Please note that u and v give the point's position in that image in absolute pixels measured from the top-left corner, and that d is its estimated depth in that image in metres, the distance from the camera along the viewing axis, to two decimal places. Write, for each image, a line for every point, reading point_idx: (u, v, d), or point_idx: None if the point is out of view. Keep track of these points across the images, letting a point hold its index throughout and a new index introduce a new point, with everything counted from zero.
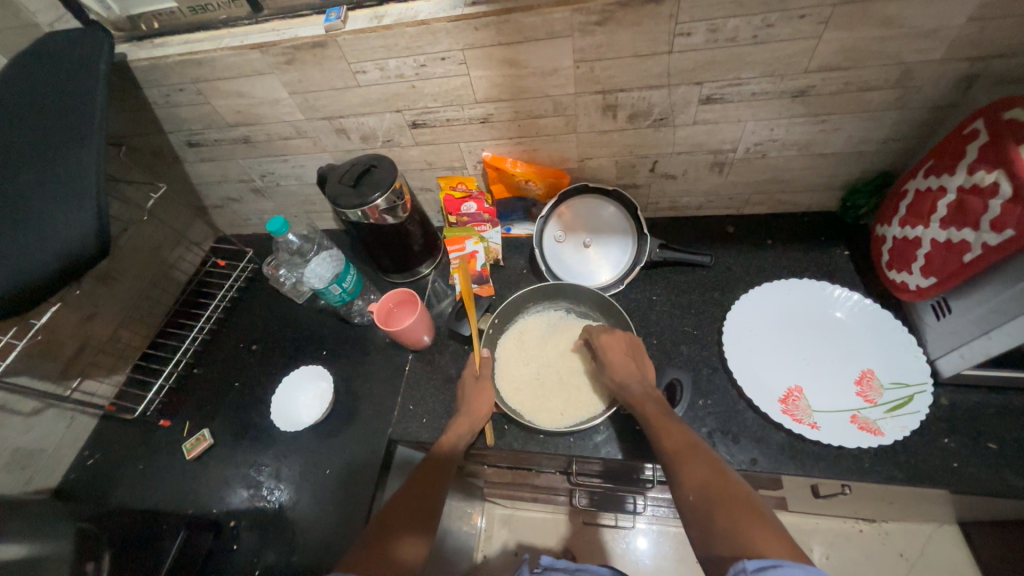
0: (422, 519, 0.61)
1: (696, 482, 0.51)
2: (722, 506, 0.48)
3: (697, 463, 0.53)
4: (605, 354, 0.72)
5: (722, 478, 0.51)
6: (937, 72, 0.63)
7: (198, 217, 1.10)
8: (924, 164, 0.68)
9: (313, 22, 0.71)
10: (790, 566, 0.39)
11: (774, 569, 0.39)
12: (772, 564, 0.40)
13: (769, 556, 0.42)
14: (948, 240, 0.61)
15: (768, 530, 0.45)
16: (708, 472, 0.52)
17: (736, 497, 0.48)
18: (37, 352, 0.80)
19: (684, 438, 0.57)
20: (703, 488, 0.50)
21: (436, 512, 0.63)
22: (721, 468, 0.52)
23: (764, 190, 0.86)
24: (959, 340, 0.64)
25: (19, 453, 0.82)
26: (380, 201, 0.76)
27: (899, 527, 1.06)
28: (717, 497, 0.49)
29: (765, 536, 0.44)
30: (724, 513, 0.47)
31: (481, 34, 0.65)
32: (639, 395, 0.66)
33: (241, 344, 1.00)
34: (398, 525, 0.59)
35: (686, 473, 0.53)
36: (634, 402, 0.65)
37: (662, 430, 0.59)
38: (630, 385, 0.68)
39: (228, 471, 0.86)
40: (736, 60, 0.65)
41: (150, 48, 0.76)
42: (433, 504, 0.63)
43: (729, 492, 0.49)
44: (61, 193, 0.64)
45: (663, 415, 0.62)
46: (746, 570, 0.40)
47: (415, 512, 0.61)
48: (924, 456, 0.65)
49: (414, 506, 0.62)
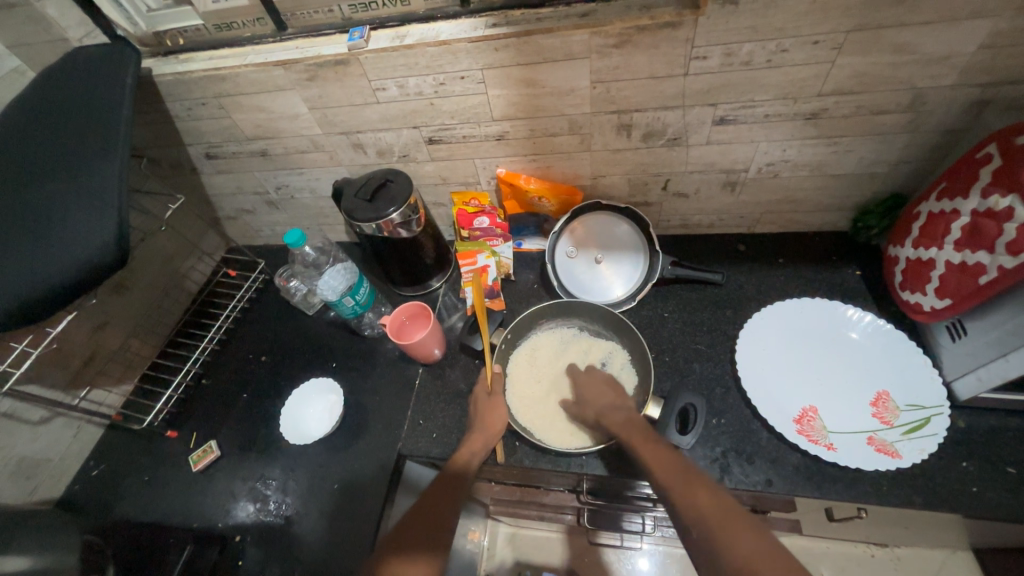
0: (432, 545, 0.59)
1: (692, 509, 0.51)
2: (723, 531, 0.47)
3: (689, 488, 0.53)
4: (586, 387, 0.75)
5: (720, 503, 0.50)
6: (948, 97, 0.64)
7: (212, 228, 1.11)
8: (937, 186, 0.69)
9: (336, 40, 0.72)
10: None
11: None
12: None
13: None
14: (963, 262, 0.62)
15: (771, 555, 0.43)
16: (702, 496, 0.51)
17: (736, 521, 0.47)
18: (50, 360, 0.80)
19: (675, 465, 0.56)
20: (704, 518, 0.49)
21: (447, 535, 0.61)
22: (716, 492, 0.51)
23: (775, 210, 0.87)
24: (976, 362, 0.64)
25: (26, 462, 0.81)
26: (396, 215, 0.77)
27: (911, 552, 1.04)
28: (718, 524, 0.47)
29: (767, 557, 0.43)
30: (726, 541, 0.46)
31: (501, 54, 0.67)
32: (619, 422, 0.67)
33: (250, 355, 1.00)
34: (406, 550, 0.57)
35: (685, 501, 0.52)
36: (615, 429, 0.66)
37: (650, 457, 0.59)
38: (608, 413, 0.69)
39: (235, 484, 0.85)
40: (750, 83, 0.66)
41: (175, 63, 0.78)
42: (443, 527, 0.61)
43: (727, 518, 0.48)
44: (84, 202, 0.64)
45: (649, 442, 0.61)
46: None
47: (422, 537, 0.59)
48: (943, 479, 0.64)
49: (422, 530, 0.60)
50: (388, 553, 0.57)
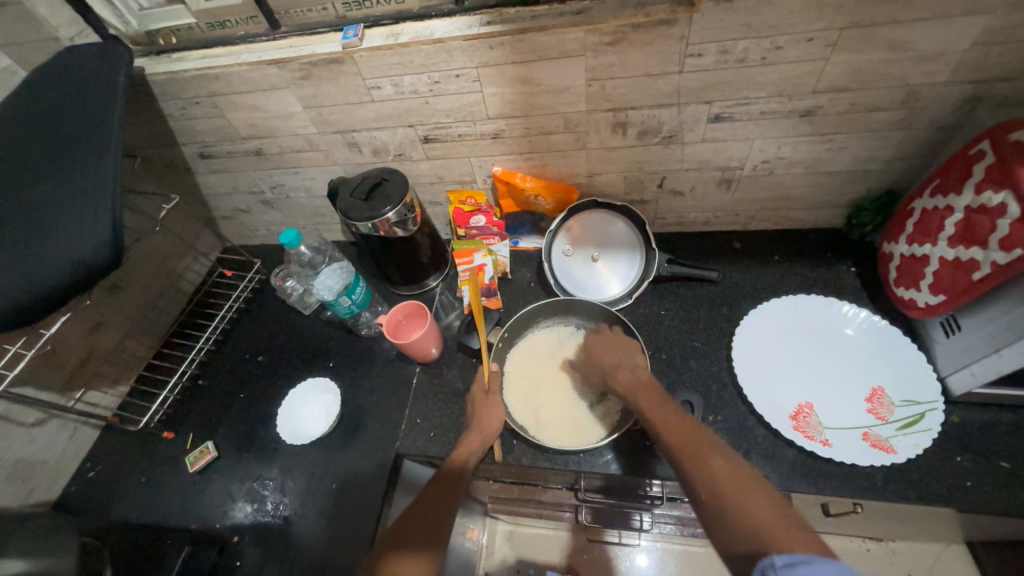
0: (429, 541, 0.60)
1: (709, 473, 0.51)
2: (736, 495, 0.48)
3: (705, 453, 0.53)
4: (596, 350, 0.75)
5: (730, 468, 0.51)
6: (941, 94, 0.65)
7: (207, 228, 1.10)
8: (931, 182, 0.69)
9: (330, 39, 0.72)
10: (819, 563, 0.40)
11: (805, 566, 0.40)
12: (800, 560, 0.41)
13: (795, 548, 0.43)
14: (957, 258, 0.62)
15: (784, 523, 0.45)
16: (718, 463, 0.51)
17: (748, 489, 0.48)
18: (44, 361, 0.80)
19: (686, 431, 0.57)
20: (715, 483, 0.50)
21: (446, 529, 0.62)
22: (728, 459, 0.52)
23: (771, 207, 0.87)
24: (970, 357, 0.64)
25: (22, 464, 0.81)
26: (392, 214, 0.77)
27: (907, 546, 1.05)
28: (729, 491, 0.48)
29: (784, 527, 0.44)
30: (740, 505, 0.47)
31: (496, 52, 0.66)
32: (630, 385, 0.67)
33: (247, 355, 1.00)
34: (404, 546, 0.59)
35: (698, 467, 0.52)
36: (627, 389, 0.67)
37: (660, 420, 0.60)
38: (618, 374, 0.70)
39: (232, 485, 0.85)
40: (744, 80, 0.66)
41: (168, 62, 0.78)
42: (442, 522, 0.62)
43: (738, 484, 0.49)
44: (77, 203, 0.64)
45: (659, 406, 0.62)
46: (775, 566, 0.41)
47: (421, 532, 0.60)
48: (937, 474, 0.65)
49: (420, 525, 0.61)
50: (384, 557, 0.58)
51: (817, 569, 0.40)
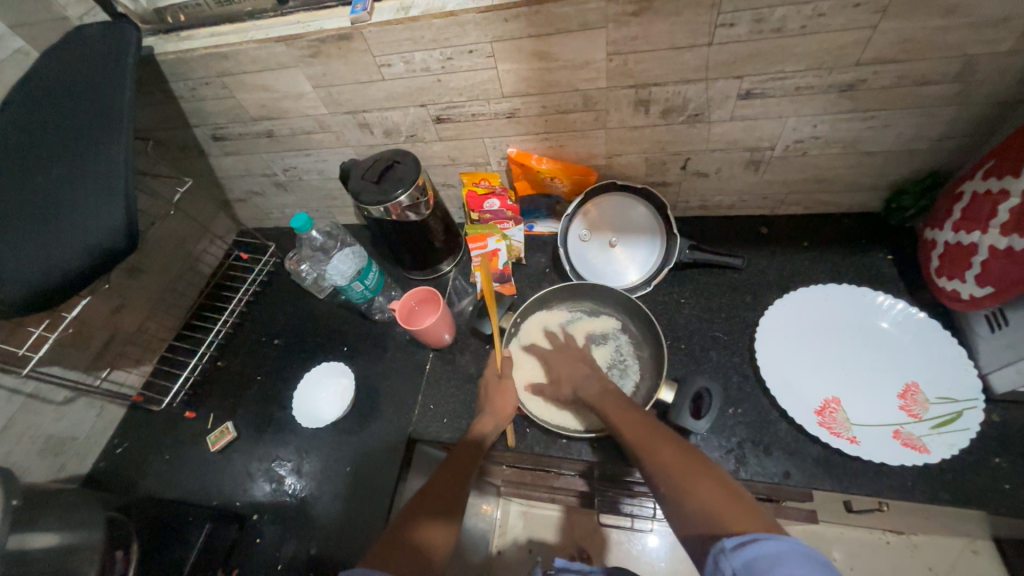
0: (448, 511, 0.60)
1: (662, 468, 0.53)
2: (688, 485, 0.50)
3: (660, 449, 0.55)
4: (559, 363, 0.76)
5: (685, 456, 0.53)
6: (1003, 65, 0.58)
7: (222, 211, 1.11)
8: (985, 163, 0.63)
9: (339, 13, 0.69)
10: (766, 539, 0.40)
11: (752, 542, 0.41)
12: (750, 539, 0.41)
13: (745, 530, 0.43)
14: (1008, 248, 0.57)
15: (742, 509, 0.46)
16: (671, 456, 0.54)
17: (702, 479, 0.50)
18: (69, 343, 0.82)
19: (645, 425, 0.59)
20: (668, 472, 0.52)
21: (463, 498, 0.62)
22: (685, 449, 0.54)
23: (802, 190, 0.82)
24: (1016, 354, 0.60)
25: (53, 440, 0.84)
26: (404, 198, 0.75)
27: (929, 540, 1.02)
28: (683, 479, 0.50)
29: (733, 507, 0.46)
30: (688, 493, 0.49)
31: (511, 25, 0.63)
32: (593, 392, 0.68)
33: (264, 338, 1.01)
34: (426, 513, 0.58)
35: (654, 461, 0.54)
36: (592, 397, 0.68)
37: (620, 421, 0.61)
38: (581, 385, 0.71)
39: (251, 464, 0.87)
40: (780, 52, 0.61)
41: (176, 41, 0.76)
42: (458, 494, 0.62)
43: (693, 473, 0.50)
44: (91, 186, 0.64)
45: (620, 407, 0.63)
46: (725, 548, 0.42)
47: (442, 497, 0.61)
48: (973, 476, 0.61)
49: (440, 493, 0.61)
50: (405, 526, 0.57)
51: (763, 547, 0.39)
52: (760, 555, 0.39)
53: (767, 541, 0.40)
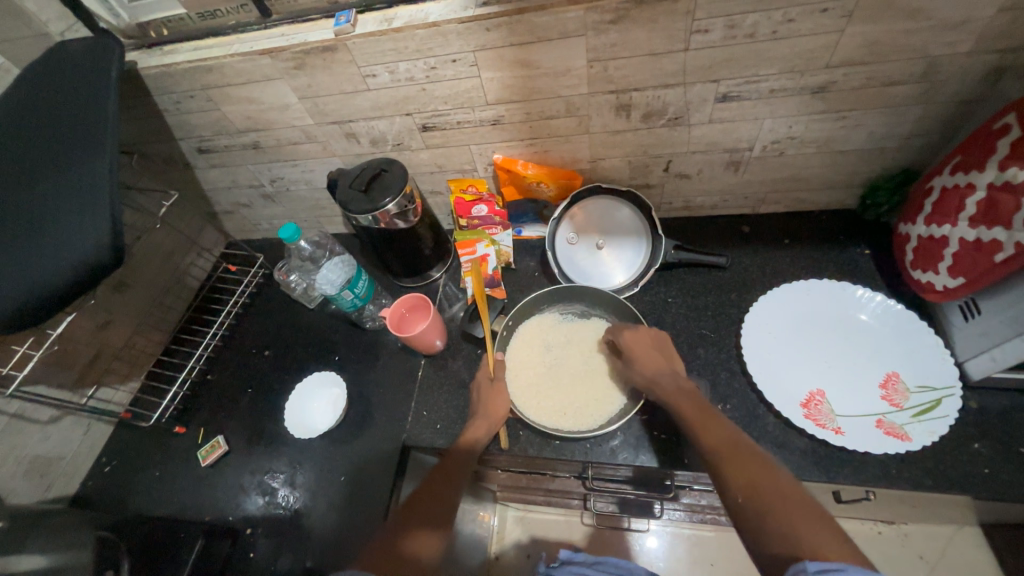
0: (435, 522, 0.59)
1: (742, 482, 0.49)
2: (773, 507, 0.45)
3: (739, 460, 0.51)
4: (633, 351, 0.71)
5: (772, 476, 0.48)
6: (963, 66, 0.61)
7: (209, 223, 1.10)
8: (950, 160, 0.65)
9: (323, 26, 0.70)
10: (855, 571, 0.37)
11: (839, 573, 0.37)
12: (834, 568, 0.37)
13: (831, 559, 0.40)
14: (978, 239, 0.59)
15: (830, 535, 0.42)
16: (754, 471, 0.49)
17: (791, 501, 0.46)
18: (54, 360, 0.81)
19: (722, 433, 0.55)
20: (749, 489, 0.48)
21: (452, 509, 0.62)
22: (766, 463, 0.50)
23: (781, 188, 0.85)
24: (990, 342, 0.62)
25: (39, 460, 0.82)
26: (392, 206, 0.75)
27: (919, 528, 1.04)
28: (766, 496, 0.46)
29: (823, 537, 0.42)
30: (773, 516, 0.45)
31: (493, 35, 0.64)
32: (671, 389, 0.64)
33: (254, 349, 1.00)
34: (416, 526, 0.58)
35: (731, 472, 0.50)
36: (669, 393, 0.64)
37: (700, 425, 0.57)
38: (660, 378, 0.66)
39: (244, 478, 0.86)
40: (754, 57, 0.63)
41: (160, 55, 0.76)
42: (447, 506, 0.61)
43: (777, 490, 0.47)
44: (75, 202, 0.64)
45: (700, 407, 0.59)
46: (807, 571, 0.38)
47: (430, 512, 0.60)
48: (954, 461, 0.63)
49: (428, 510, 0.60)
50: (391, 537, 0.57)
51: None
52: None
53: None
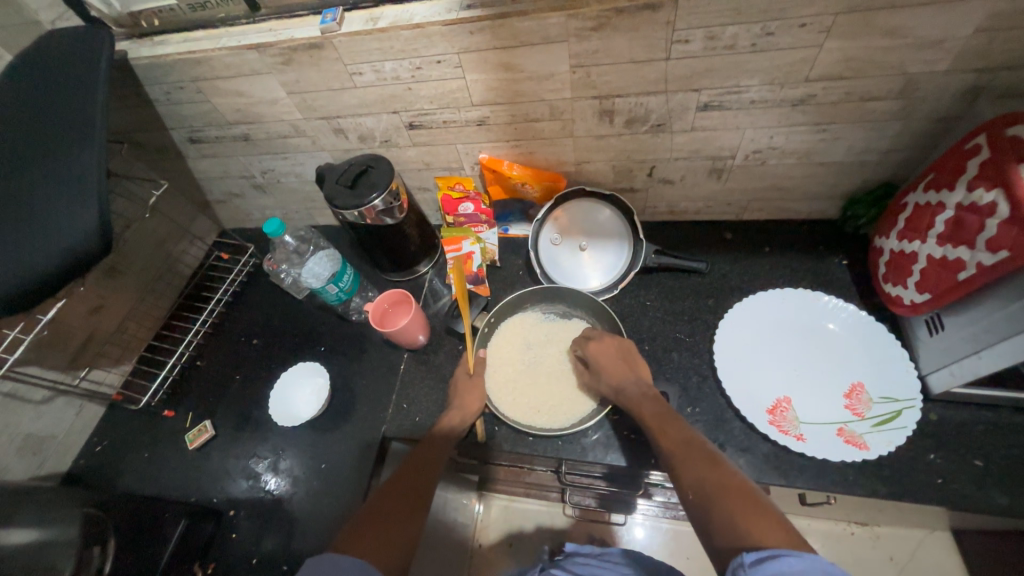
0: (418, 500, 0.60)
1: (693, 477, 0.52)
2: (718, 498, 0.48)
3: (691, 458, 0.54)
4: (599, 360, 0.73)
5: (719, 471, 0.51)
6: (941, 83, 0.62)
7: (202, 212, 1.11)
8: (925, 176, 0.66)
9: (310, 22, 0.70)
10: (789, 556, 0.39)
11: (773, 559, 0.40)
12: (770, 555, 0.40)
13: (769, 546, 0.42)
14: (944, 257, 0.60)
15: (770, 521, 0.44)
16: (704, 466, 0.52)
17: (736, 492, 0.48)
18: (46, 344, 0.83)
19: (679, 436, 0.58)
20: (699, 484, 0.51)
21: (431, 490, 0.63)
22: (716, 460, 0.53)
23: (764, 197, 0.85)
24: (951, 357, 0.64)
25: (32, 439, 0.85)
26: (378, 202, 0.77)
27: (891, 531, 1.06)
28: (713, 490, 0.49)
29: (762, 524, 0.44)
30: (718, 506, 0.48)
31: (477, 37, 0.64)
32: (635, 398, 0.67)
33: (243, 338, 1.02)
34: (397, 499, 0.59)
35: (684, 470, 0.53)
36: (631, 402, 0.67)
37: (659, 430, 0.60)
38: (626, 387, 0.69)
39: (230, 462, 0.89)
40: (734, 68, 0.64)
41: (150, 46, 0.77)
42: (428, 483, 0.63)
43: (723, 483, 0.49)
44: (64, 191, 0.66)
45: (661, 412, 0.63)
46: (745, 564, 0.41)
47: (412, 491, 0.61)
48: (909, 471, 0.65)
49: (409, 489, 0.61)
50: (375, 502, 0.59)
51: (787, 564, 0.39)
52: (785, 571, 0.38)
53: (789, 561, 0.39)
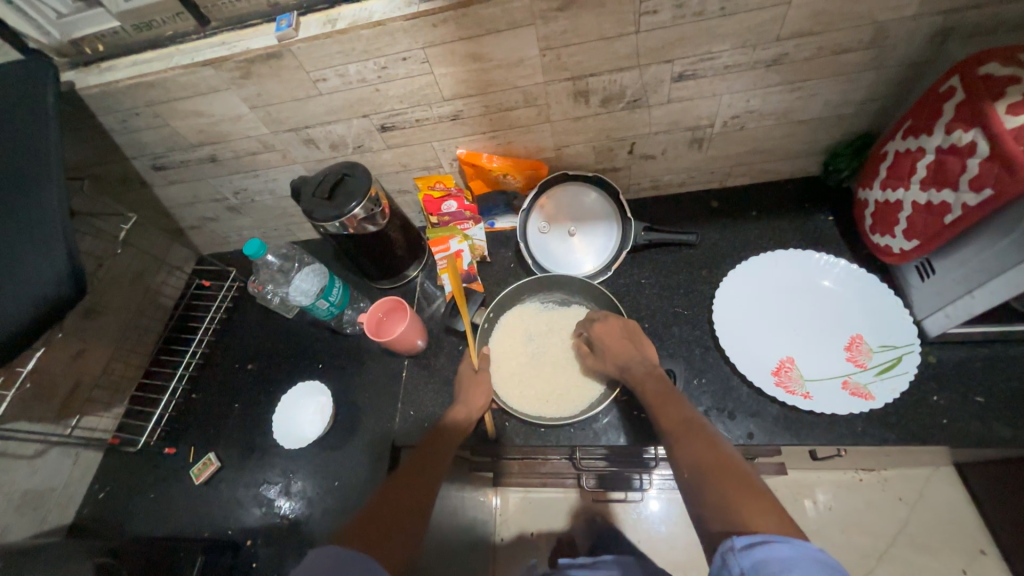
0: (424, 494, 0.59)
1: (691, 458, 0.52)
2: (715, 480, 0.48)
3: (692, 439, 0.54)
4: (603, 342, 0.73)
5: (719, 453, 0.51)
6: (910, 29, 0.62)
7: (177, 240, 1.08)
8: (902, 124, 0.67)
9: (265, 31, 0.68)
10: (779, 543, 0.39)
11: (762, 544, 0.40)
12: (760, 539, 0.40)
13: (759, 529, 0.42)
14: (929, 202, 0.61)
15: (763, 504, 0.44)
16: (704, 448, 0.52)
17: (733, 473, 0.48)
18: (30, 396, 0.79)
19: (681, 418, 0.57)
20: (696, 465, 0.51)
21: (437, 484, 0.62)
22: (716, 442, 0.53)
23: (746, 161, 0.85)
24: (944, 300, 0.65)
25: (29, 495, 0.82)
26: (359, 210, 0.74)
27: (899, 473, 1.08)
28: (709, 472, 0.49)
29: (754, 507, 0.44)
30: (714, 487, 0.47)
31: (441, 30, 0.62)
32: (640, 375, 0.67)
33: (237, 364, 1.00)
34: (402, 493, 0.58)
35: (683, 451, 0.53)
36: (638, 381, 0.67)
37: (662, 413, 0.60)
38: (632, 366, 0.69)
39: (239, 492, 0.87)
40: (704, 34, 0.63)
41: (98, 73, 0.73)
42: (434, 478, 0.62)
43: (721, 465, 0.49)
44: (26, 237, 0.62)
45: (666, 394, 0.62)
46: (735, 547, 0.41)
47: (419, 486, 0.60)
48: (914, 415, 0.66)
49: (413, 484, 0.60)
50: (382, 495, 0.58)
51: (776, 550, 0.39)
52: (773, 557, 0.38)
53: (779, 547, 0.39)
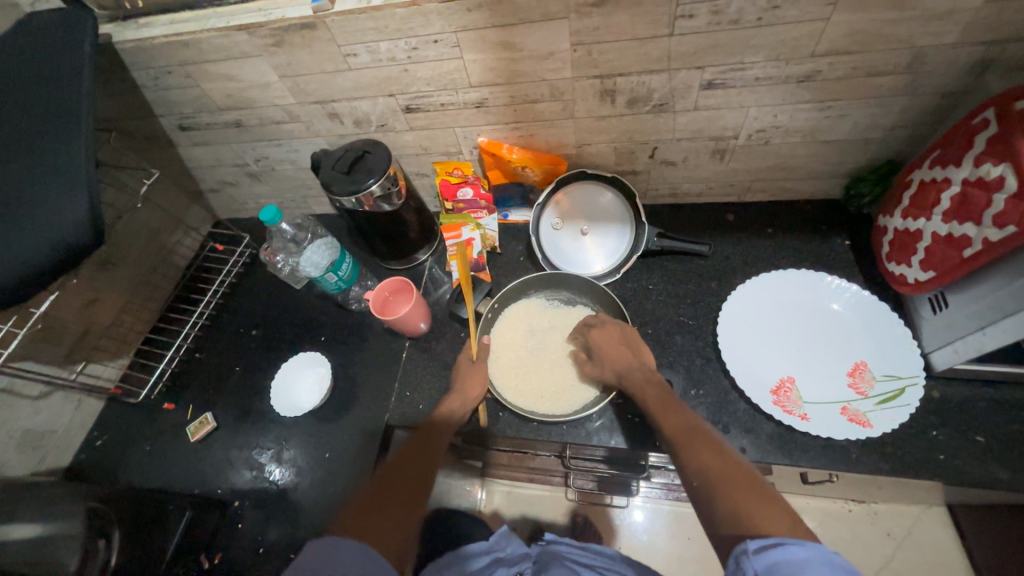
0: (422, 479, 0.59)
1: (696, 463, 0.51)
2: (722, 486, 0.47)
3: (694, 444, 0.53)
4: (601, 347, 0.73)
5: (723, 458, 0.50)
6: (949, 57, 0.61)
7: (195, 202, 1.09)
8: (930, 153, 0.66)
9: (301, 1, 0.68)
10: (793, 545, 0.39)
11: (776, 547, 0.40)
12: (774, 542, 0.40)
13: (772, 534, 0.42)
14: (950, 234, 0.60)
15: (774, 509, 0.44)
16: (707, 453, 0.51)
17: (740, 478, 0.48)
18: (40, 338, 0.81)
19: (682, 422, 0.57)
20: (702, 471, 0.50)
21: (433, 466, 0.62)
22: (719, 448, 0.52)
23: (767, 177, 0.84)
24: (954, 335, 0.64)
25: (30, 434, 0.84)
26: (376, 187, 0.75)
27: (889, 508, 1.07)
28: (716, 478, 0.48)
29: (765, 512, 0.44)
30: (722, 494, 0.47)
31: (474, 15, 0.63)
32: (639, 382, 0.66)
33: (241, 329, 1.01)
34: (398, 472, 0.59)
35: (687, 456, 0.52)
36: (635, 388, 0.66)
37: (662, 416, 0.59)
38: (630, 372, 0.68)
39: (232, 453, 0.89)
40: (738, 44, 0.62)
41: (135, 28, 0.74)
42: (431, 461, 0.63)
43: (728, 471, 0.48)
44: (51, 181, 0.64)
45: (665, 399, 0.61)
46: (749, 551, 0.41)
47: (416, 467, 0.60)
48: (911, 448, 0.66)
49: (411, 465, 0.60)
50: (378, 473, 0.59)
51: (789, 553, 0.39)
52: (787, 560, 0.39)
53: (793, 550, 0.39)
